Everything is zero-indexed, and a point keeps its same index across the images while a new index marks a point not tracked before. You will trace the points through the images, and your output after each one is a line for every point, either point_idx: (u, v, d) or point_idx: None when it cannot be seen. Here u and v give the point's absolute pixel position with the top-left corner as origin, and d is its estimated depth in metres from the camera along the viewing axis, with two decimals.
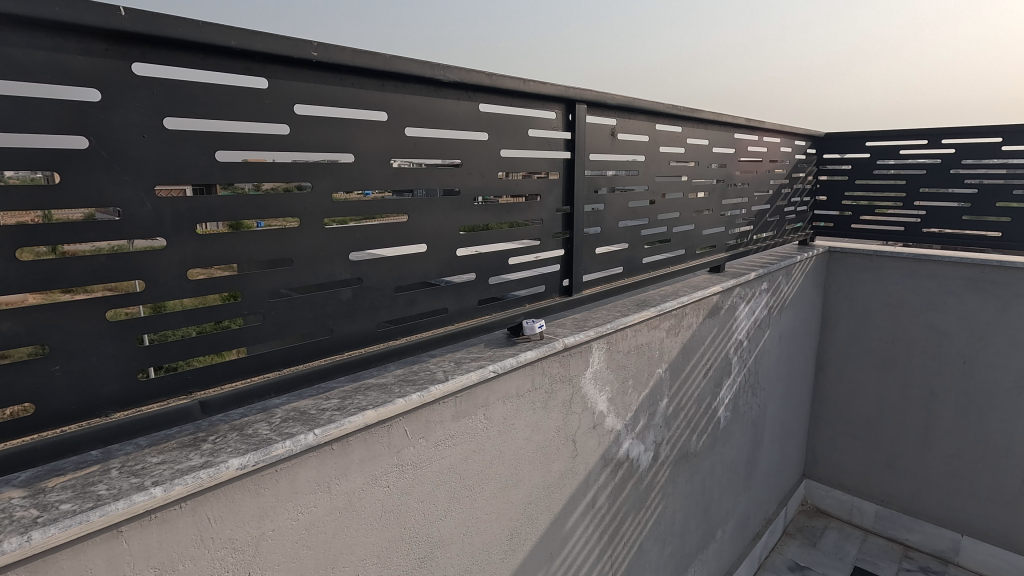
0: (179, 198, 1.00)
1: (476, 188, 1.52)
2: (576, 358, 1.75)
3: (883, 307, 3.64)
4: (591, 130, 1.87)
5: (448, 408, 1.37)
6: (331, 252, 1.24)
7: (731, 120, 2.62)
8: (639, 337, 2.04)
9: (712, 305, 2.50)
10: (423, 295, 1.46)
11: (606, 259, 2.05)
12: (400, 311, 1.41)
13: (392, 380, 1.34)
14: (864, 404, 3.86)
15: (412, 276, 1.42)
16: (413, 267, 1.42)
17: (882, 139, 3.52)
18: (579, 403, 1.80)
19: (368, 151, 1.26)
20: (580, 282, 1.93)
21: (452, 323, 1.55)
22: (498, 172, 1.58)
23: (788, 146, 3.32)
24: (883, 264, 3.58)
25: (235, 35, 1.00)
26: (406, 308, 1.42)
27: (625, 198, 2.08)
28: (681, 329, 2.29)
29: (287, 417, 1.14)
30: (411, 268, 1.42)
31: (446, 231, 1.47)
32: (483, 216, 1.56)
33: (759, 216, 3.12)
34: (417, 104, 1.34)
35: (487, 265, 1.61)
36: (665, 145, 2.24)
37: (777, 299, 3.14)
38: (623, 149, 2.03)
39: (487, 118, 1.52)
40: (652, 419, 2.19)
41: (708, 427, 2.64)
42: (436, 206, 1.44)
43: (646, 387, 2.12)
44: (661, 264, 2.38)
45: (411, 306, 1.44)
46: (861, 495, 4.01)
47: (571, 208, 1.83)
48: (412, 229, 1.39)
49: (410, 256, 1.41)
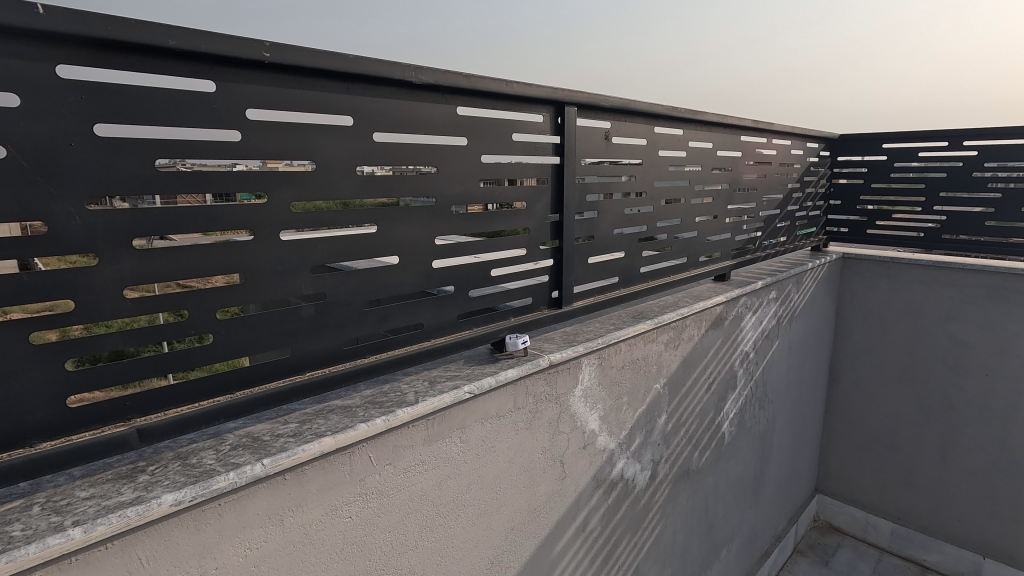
0: (195, 205, 1.01)
1: (454, 197, 1.44)
2: (564, 375, 1.65)
3: (900, 316, 3.48)
4: (582, 134, 1.77)
5: (420, 431, 1.28)
6: (293, 267, 1.16)
7: (737, 122, 2.49)
8: (635, 351, 1.93)
9: (715, 316, 2.38)
10: (397, 309, 1.37)
11: (600, 269, 1.95)
12: (370, 327, 1.33)
13: (358, 402, 1.26)
14: (879, 418, 3.70)
15: (383, 289, 1.34)
16: (385, 280, 1.34)
17: (899, 141, 3.37)
18: (567, 422, 1.70)
19: (332, 159, 1.18)
20: (570, 294, 1.83)
21: (430, 338, 1.47)
22: (479, 178, 1.49)
23: (800, 148, 3.18)
24: (901, 271, 3.42)
25: (175, 35, 0.92)
26: (377, 325, 1.34)
27: (620, 204, 1.98)
28: (681, 342, 2.17)
29: (237, 444, 1.07)
30: (382, 281, 1.33)
31: (420, 242, 1.38)
32: (463, 225, 1.47)
33: (768, 222, 3.00)
34: (389, 108, 1.26)
35: (467, 278, 1.52)
36: (664, 149, 2.14)
37: (787, 308, 3.00)
38: (618, 153, 1.93)
39: (466, 121, 1.42)
40: (650, 436, 2.09)
41: (712, 442, 2.52)
42: (411, 216, 1.35)
43: (642, 403, 2.02)
44: (661, 273, 2.27)
45: (383, 320, 1.35)
46: (876, 511, 3.83)
47: (559, 216, 1.74)
48: (384, 240, 1.31)
49: (381, 269, 1.32)
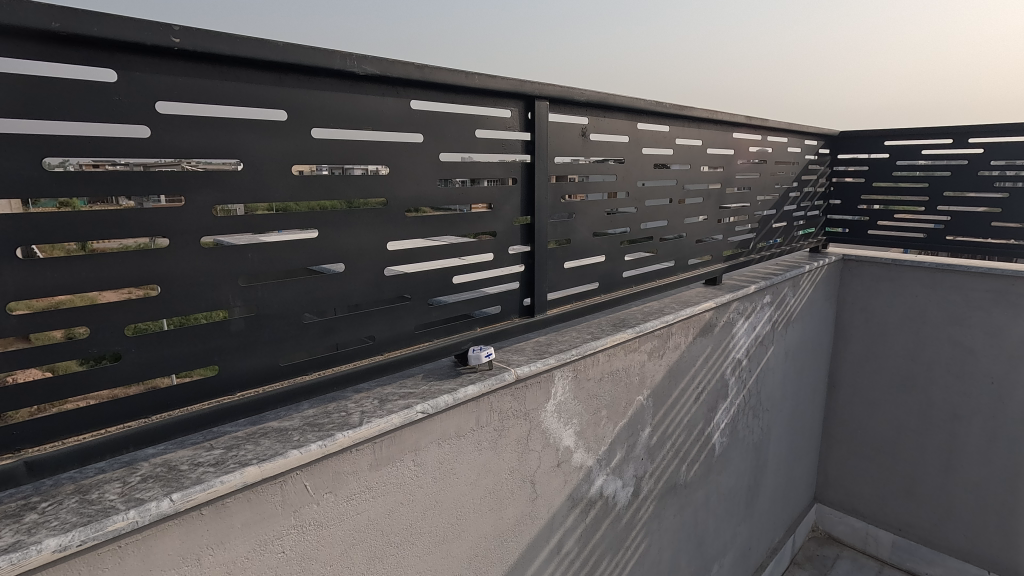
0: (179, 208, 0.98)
1: (408, 200, 1.32)
2: (534, 389, 1.54)
3: (902, 321, 3.34)
4: (556, 130, 1.66)
5: (365, 456, 1.17)
6: (218, 277, 1.05)
7: (728, 118, 2.37)
8: (614, 362, 1.81)
9: (704, 322, 2.25)
10: (343, 321, 1.26)
11: (577, 274, 1.84)
12: (312, 342, 1.22)
13: (296, 425, 1.15)
14: (880, 426, 3.53)
15: (327, 299, 1.22)
16: (330, 290, 1.22)
17: (901, 139, 3.24)
18: (538, 439, 1.59)
19: (263, 158, 1.07)
20: (543, 301, 1.72)
21: (383, 352, 1.36)
22: (438, 178, 1.38)
23: (797, 146, 3.05)
24: (903, 274, 3.28)
25: (59, 16, 0.81)
26: (320, 340, 1.23)
27: (599, 205, 1.86)
28: (666, 350, 2.05)
29: (149, 475, 0.96)
30: (326, 291, 1.22)
31: (370, 248, 1.27)
32: (419, 230, 1.36)
33: (762, 223, 2.87)
34: (329, 102, 1.15)
35: (426, 286, 1.41)
36: (648, 146, 2.02)
37: (782, 312, 2.87)
38: (597, 151, 1.81)
39: (421, 116, 1.31)
40: (632, 451, 1.97)
41: (701, 454, 2.40)
42: (358, 220, 1.24)
43: (623, 416, 1.90)
44: (646, 277, 2.15)
45: (327, 334, 1.24)
46: (877, 522, 3.65)
47: (530, 218, 1.63)
48: (326, 247, 1.20)
49: (324, 278, 1.21)
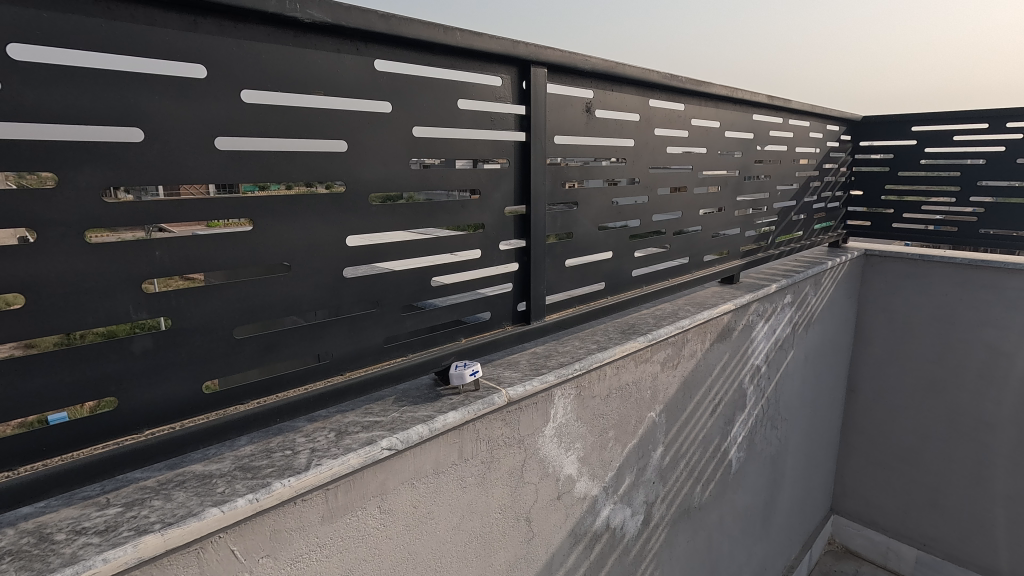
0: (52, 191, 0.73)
1: (373, 185, 1.07)
2: (529, 412, 1.29)
3: (929, 321, 3.08)
4: (556, 104, 1.40)
5: (314, 507, 0.93)
6: (113, 282, 0.80)
7: (749, 98, 2.11)
8: (624, 375, 1.57)
9: (723, 326, 2.01)
10: (290, 336, 1.01)
11: (580, 273, 1.59)
12: (249, 363, 0.96)
13: (226, 470, 0.90)
14: (903, 433, 3.28)
15: (267, 309, 0.97)
16: (272, 297, 0.97)
17: (930, 124, 3.01)
18: (535, 469, 1.34)
19: (173, 126, 0.82)
20: (541, 306, 1.47)
21: (343, 372, 1.11)
22: (411, 158, 1.12)
23: (819, 132, 2.79)
24: (930, 271, 3.03)
25: None
26: (259, 360, 0.98)
27: (606, 193, 1.61)
28: (681, 360, 1.80)
29: (9, 551, 0.71)
30: (266, 298, 0.96)
31: (324, 244, 1.02)
32: (388, 221, 1.11)
33: (781, 216, 2.62)
34: (266, 57, 0.90)
35: (398, 289, 1.17)
36: (662, 126, 1.76)
37: (803, 313, 2.63)
38: (604, 130, 1.56)
39: (390, 81, 1.06)
40: (642, 474, 1.73)
41: (716, 473, 2.15)
42: (307, 210, 0.99)
43: (633, 437, 1.66)
44: (657, 276, 1.91)
45: (268, 352, 0.98)
46: (898, 536, 3.39)
47: (525, 208, 1.38)
48: (265, 242, 0.94)
49: (264, 281, 0.95)
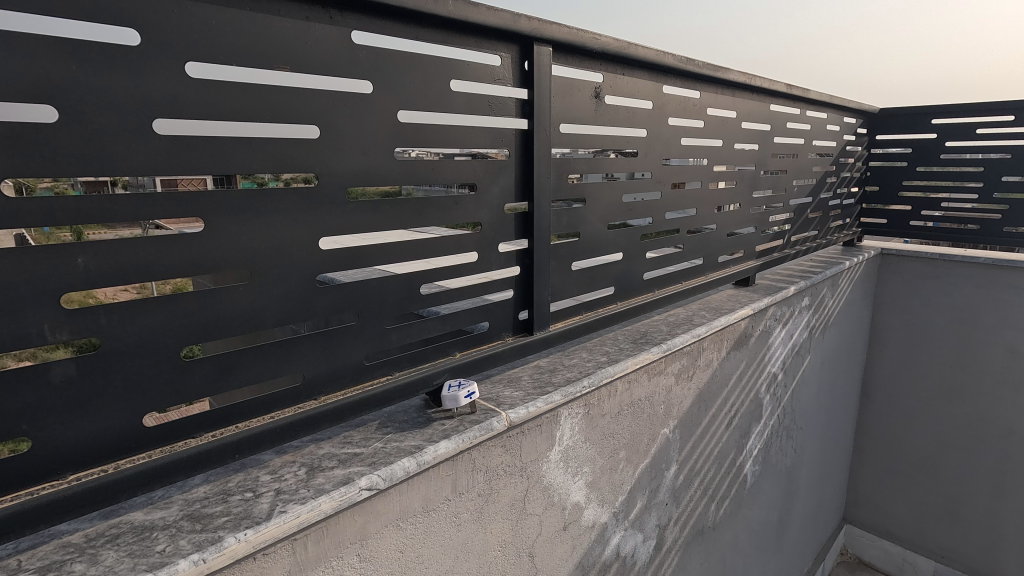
0: None
1: (351, 177, 0.92)
2: (532, 436, 1.14)
3: (949, 323, 2.93)
4: (562, 88, 1.25)
5: (278, 562, 0.77)
6: (23, 296, 0.64)
7: (768, 86, 1.96)
8: (636, 390, 1.42)
9: (740, 333, 1.86)
10: (251, 357, 0.85)
11: (588, 277, 1.44)
12: (200, 391, 0.81)
13: (171, 520, 0.74)
14: (921, 440, 3.14)
15: (223, 326, 0.81)
16: (229, 311, 0.81)
17: (950, 117, 2.86)
18: (538, 499, 1.19)
19: (98, 103, 0.66)
20: (544, 314, 1.32)
21: (316, 396, 0.96)
22: (397, 147, 0.97)
23: (836, 124, 2.64)
24: (951, 271, 2.88)
25: None
26: (213, 386, 0.82)
27: (617, 189, 1.45)
28: (696, 371, 1.66)
29: None
30: (222, 312, 0.81)
31: (292, 247, 0.87)
32: (370, 220, 0.95)
33: (797, 213, 2.47)
34: (217, 22, 0.74)
35: (382, 298, 1.01)
36: (677, 115, 1.61)
37: (820, 317, 2.48)
38: (614, 119, 1.40)
39: (371, 57, 0.91)
40: (655, 496, 1.58)
41: (731, 489, 2.01)
42: (270, 207, 0.83)
43: (644, 456, 1.51)
44: (669, 280, 1.76)
45: (224, 377, 0.83)
46: (915, 547, 3.25)
47: (528, 205, 1.22)
48: (218, 245, 0.79)
49: (218, 293, 0.80)
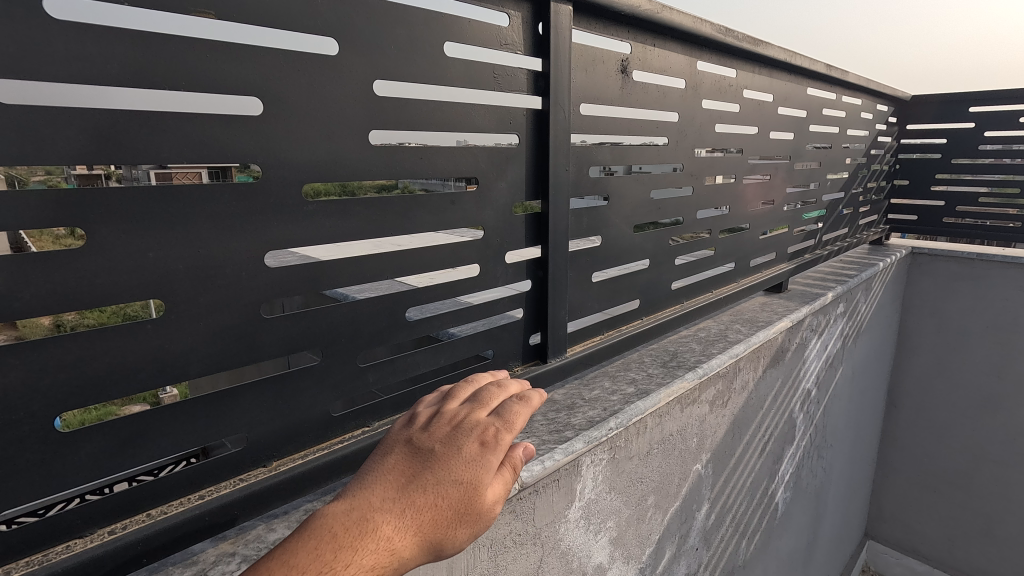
0: None
1: (309, 170, 0.67)
2: (548, 495, 0.91)
3: (987, 329, 2.70)
4: (583, 58, 1.01)
5: None
6: None
7: (807, 66, 1.72)
8: (668, 424, 1.19)
9: (776, 348, 1.63)
10: (166, 422, 0.61)
11: (610, 290, 1.21)
12: (86, 476, 0.56)
13: None
14: (952, 453, 2.93)
15: (120, 383, 0.57)
16: (128, 361, 0.57)
17: (990, 105, 2.61)
18: (555, 568, 0.97)
19: None
20: (560, 337, 1.10)
21: (265, 462, 0.72)
22: (374, 129, 0.73)
23: (870, 112, 2.41)
24: (990, 273, 2.63)
25: None
26: (107, 468, 0.58)
27: (645, 183, 1.22)
28: (731, 395, 1.43)
29: None
30: (116, 363, 0.56)
31: (229, 266, 0.63)
32: (339, 226, 0.71)
33: (829, 210, 2.24)
34: None
35: (358, 328, 0.78)
36: (711, 96, 1.37)
37: (853, 324, 2.26)
38: (643, 99, 1.16)
39: (337, 6, 0.67)
40: (685, 542, 1.36)
41: (763, 521, 1.79)
42: (190, 212, 0.59)
43: (675, 498, 1.29)
44: (698, 288, 1.53)
45: (124, 453, 0.58)
46: (945, 566, 3.06)
47: (541, 205, 0.99)
48: (108, 269, 0.54)
49: (109, 335, 0.55)
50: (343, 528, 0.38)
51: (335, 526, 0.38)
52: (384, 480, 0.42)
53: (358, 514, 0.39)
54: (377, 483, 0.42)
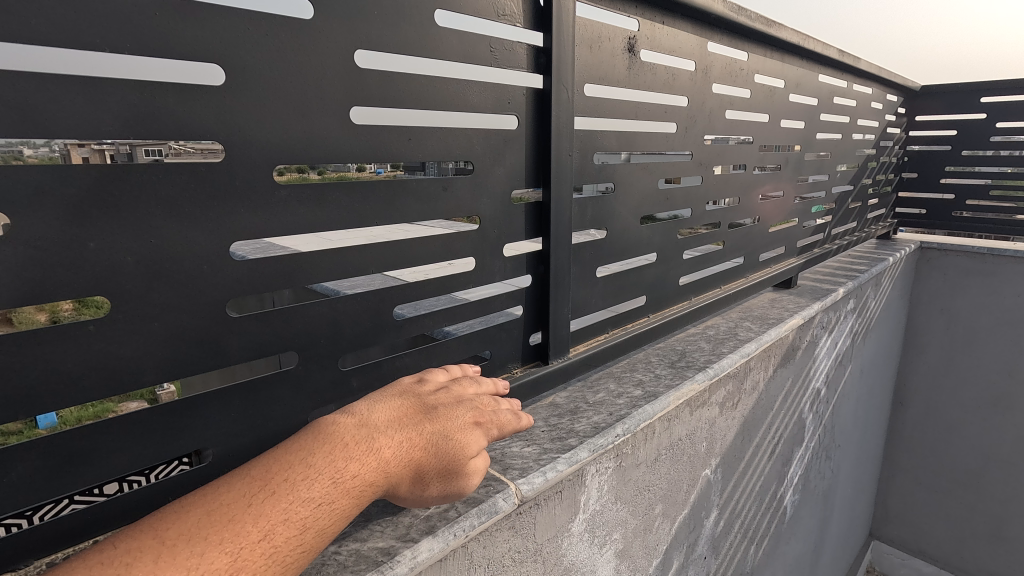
0: None
1: (281, 150, 0.60)
2: (549, 508, 0.84)
3: (997, 326, 2.63)
4: (587, 34, 0.93)
5: None
6: None
7: (820, 51, 1.64)
8: (676, 428, 1.12)
9: (787, 347, 1.56)
10: (115, 437, 0.53)
11: (615, 286, 1.13)
12: (17, 501, 0.49)
13: None
14: (961, 452, 2.87)
15: (56, 393, 0.49)
16: (66, 369, 0.49)
17: (1003, 95, 2.53)
18: None
19: None
20: (562, 336, 1.03)
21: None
22: (356, 106, 0.65)
23: (880, 102, 2.33)
24: (1002, 268, 2.56)
25: None
26: (43, 492, 0.50)
27: (653, 172, 1.14)
28: (741, 396, 1.36)
29: None
30: (51, 371, 0.49)
31: (189, 259, 0.55)
32: (318, 215, 0.64)
33: (839, 203, 2.17)
34: None
35: (339, 328, 0.70)
36: (722, 79, 1.29)
37: (863, 321, 2.19)
38: (651, 80, 1.08)
39: None
40: (693, 551, 1.29)
41: (771, 525, 1.72)
42: (139, 196, 0.51)
43: (683, 506, 1.22)
44: (705, 284, 1.46)
45: (64, 473, 0.51)
46: (951, 567, 3.01)
47: (542, 194, 0.91)
48: (38, 262, 0.46)
49: (42, 338, 0.48)
50: (357, 441, 0.56)
51: (353, 433, 0.57)
52: (391, 415, 0.62)
53: (369, 431, 0.58)
54: (388, 412, 0.62)
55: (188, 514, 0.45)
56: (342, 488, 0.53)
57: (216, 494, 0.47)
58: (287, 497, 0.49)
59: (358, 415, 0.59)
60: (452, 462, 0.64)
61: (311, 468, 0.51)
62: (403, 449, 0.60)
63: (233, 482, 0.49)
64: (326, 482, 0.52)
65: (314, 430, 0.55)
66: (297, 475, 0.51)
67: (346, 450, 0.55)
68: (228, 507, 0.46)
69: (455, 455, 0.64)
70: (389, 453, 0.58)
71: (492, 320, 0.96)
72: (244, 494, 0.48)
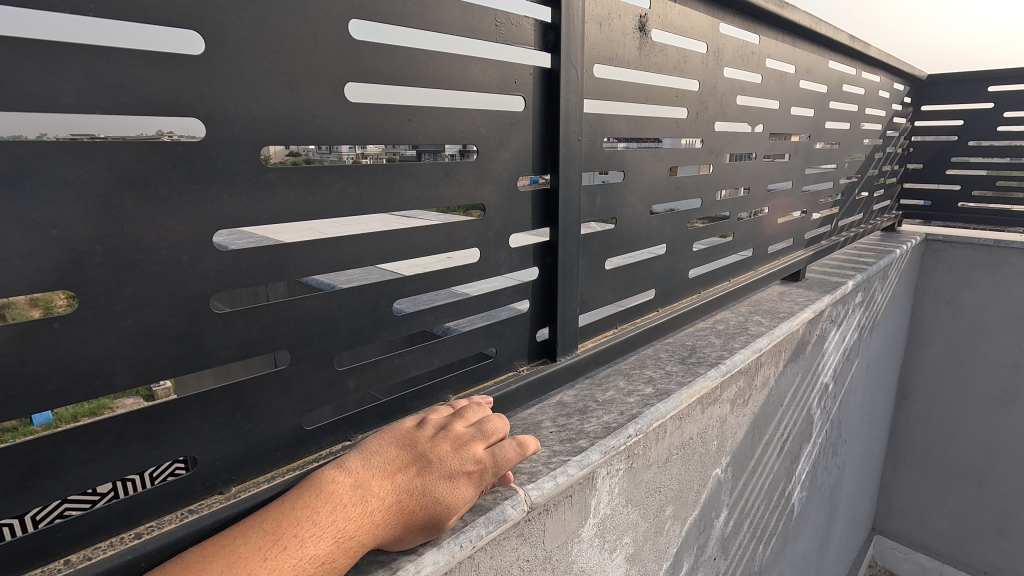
0: None
1: (268, 129, 0.54)
2: (560, 514, 0.79)
3: (1003, 319, 2.59)
4: (596, 11, 0.87)
5: None
6: None
7: (831, 36, 1.59)
8: (687, 427, 1.07)
9: (797, 342, 1.51)
10: (84, 448, 0.48)
11: (624, 279, 1.08)
12: None
13: None
14: (965, 447, 2.85)
15: (16, 399, 0.44)
16: (26, 373, 0.44)
17: (1011, 83, 2.48)
18: None
19: None
20: (570, 332, 0.98)
21: (221, 488, 0.59)
22: (349, 82, 0.59)
23: (887, 90, 2.28)
24: (1010, 260, 2.51)
25: None
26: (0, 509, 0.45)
27: (664, 158, 1.08)
28: (752, 393, 1.31)
29: None
30: (7, 376, 0.43)
31: (166, 248, 0.50)
32: (311, 202, 0.59)
33: (846, 195, 2.12)
34: None
35: (334, 324, 0.65)
36: (733, 63, 1.23)
37: (869, 314, 2.15)
38: (662, 61, 1.03)
39: None
40: (703, 553, 1.25)
41: (779, 524, 1.68)
42: (109, 178, 0.45)
43: (694, 507, 1.17)
44: (713, 277, 1.41)
45: (25, 488, 0.46)
46: (954, 562, 3.00)
47: (550, 181, 0.86)
48: None
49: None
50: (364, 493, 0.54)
51: (362, 483, 0.55)
52: (394, 466, 0.58)
53: (377, 479, 0.56)
54: (399, 453, 0.59)
55: (206, 566, 0.46)
56: (352, 540, 0.52)
57: (230, 546, 0.47)
58: (296, 553, 0.48)
59: (365, 464, 0.57)
60: (461, 511, 0.60)
61: (317, 525, 0.50)
62: (408, 503, 0.56)
63: (246, 533, 0.49)
64: (331, 541, 0.50)
65: (316, 485, 0.54)
66: (305, 531, 0.50)
67: (348, 508, 0.53)
68: (242, 560, 0.46)
69: (465, 503, 0.60)
70: (396, 504, 0.56)
71: (497, 314, 0.91)
72: (257, 548, 0.48)
